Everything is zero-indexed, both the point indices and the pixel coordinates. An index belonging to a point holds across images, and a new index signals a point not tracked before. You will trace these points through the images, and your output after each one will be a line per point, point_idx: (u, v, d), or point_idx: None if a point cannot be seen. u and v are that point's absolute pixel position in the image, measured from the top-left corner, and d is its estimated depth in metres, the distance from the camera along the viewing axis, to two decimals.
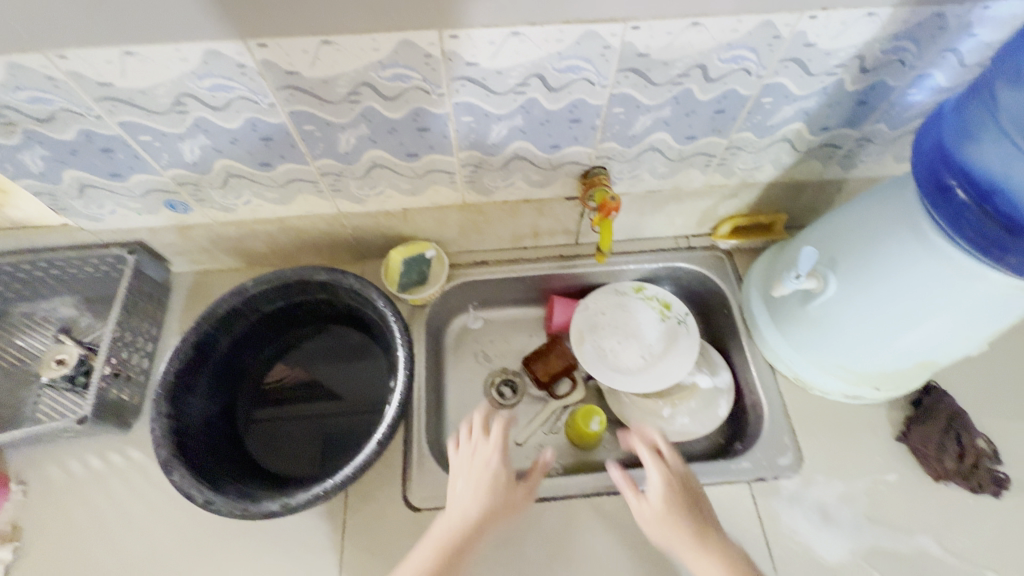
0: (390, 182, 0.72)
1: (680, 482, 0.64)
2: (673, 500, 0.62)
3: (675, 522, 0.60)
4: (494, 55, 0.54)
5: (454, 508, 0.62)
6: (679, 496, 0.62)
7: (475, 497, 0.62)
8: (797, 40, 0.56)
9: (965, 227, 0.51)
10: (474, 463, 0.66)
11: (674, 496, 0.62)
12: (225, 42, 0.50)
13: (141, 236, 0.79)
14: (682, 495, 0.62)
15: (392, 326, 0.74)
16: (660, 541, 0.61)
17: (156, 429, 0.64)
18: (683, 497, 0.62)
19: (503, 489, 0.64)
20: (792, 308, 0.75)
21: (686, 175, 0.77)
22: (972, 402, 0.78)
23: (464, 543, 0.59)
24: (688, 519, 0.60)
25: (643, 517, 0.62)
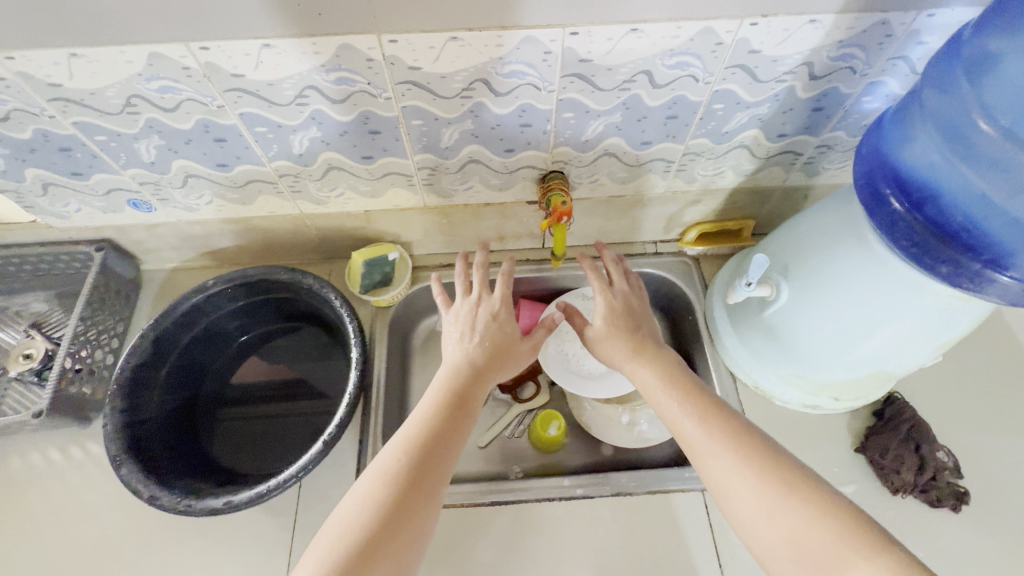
0: (348, 183, 0.73)
1: (620, 306, 0.68)
2: (613, 319, 0.66)
3: (616, 337, 0.65)
4: (436, 59, 0.54)
5: (450, 354, 0.64)
6: (622, 319, 0.66)
7: (476, 341, 0.64)
8: (741, 47, 0.56)
9: (898, 234, 0.51)
10: (477, 312, 0.67)
11: (616, 318, 0.66)
12: (167, 45, 0.51)
13: (109, 234, 0.81)
14: (622, 315, 0.67)
15: (348, 327, 0.74)
16: (615, 364, 0.65)
17: (108, 424, 0.65)
18: (625, 318, 0.66)
19: (506, 329, 0.66)
20: (750, 315, 0.75)
21: (647, 180, 0.77)
22: (936, 413, 0.77)
23: (467, 382, 0.61)
24: (628, 335, 0.65)
25: (593, 340, 0.67)
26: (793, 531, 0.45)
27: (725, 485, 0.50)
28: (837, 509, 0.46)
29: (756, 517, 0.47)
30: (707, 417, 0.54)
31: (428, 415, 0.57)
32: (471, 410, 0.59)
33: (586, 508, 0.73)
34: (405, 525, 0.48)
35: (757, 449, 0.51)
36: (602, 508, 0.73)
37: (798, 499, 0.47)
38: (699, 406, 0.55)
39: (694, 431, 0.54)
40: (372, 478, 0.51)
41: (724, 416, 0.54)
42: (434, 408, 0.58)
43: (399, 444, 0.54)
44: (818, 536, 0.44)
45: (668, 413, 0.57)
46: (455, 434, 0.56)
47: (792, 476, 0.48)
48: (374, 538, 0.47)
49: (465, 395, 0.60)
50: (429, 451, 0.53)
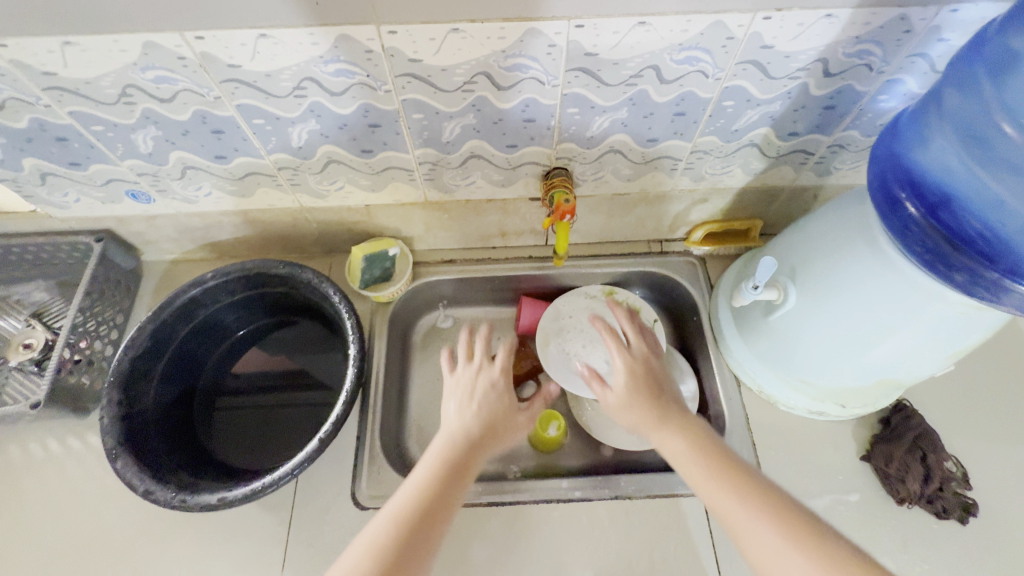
0: (348, 178, 0.72)
1: (640, 370, 0.66)
2: (634, 383, 0.64)
3: (638, 405, 0.63)
4: (437, 51, 0.53)
5: (457, 418, 0.63)
6: (643, 384, 0.65)
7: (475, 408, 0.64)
8: (753, 42, 0.54)
9: (911, 240, 0.49)
10: (477, 380, 0.67)
11: (638, 383, 0.64)
12: (162, 34, 0.49)
13: (109, 225, 0.80)
14: (644, 379, 0.65)
15: (346, 323, 0.73)
16: (640, 432, 0.62)
17: (104, 416, 0.64)
18: (647, 382, 0.65)
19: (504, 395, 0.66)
20: (755, 318, 0.73)
21: (653, 178, 0.75)
22: (945, 421, 0.75)
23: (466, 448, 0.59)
24: (651, 400, 0.63)
25: (613, 406, 0.64)
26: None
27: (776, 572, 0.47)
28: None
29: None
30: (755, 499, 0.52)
31: (437, 479, 0.56)
32: (467, 478, 0.58)
33: (584, 511, 0.72)
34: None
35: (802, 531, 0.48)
36: (600, 511, 0.72)
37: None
38: (724, 482, 0.54)
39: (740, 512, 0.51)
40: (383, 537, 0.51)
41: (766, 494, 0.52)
42: (441, 475, 0.56)
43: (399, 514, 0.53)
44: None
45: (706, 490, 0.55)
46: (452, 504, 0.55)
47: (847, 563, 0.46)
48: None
49: (465, 462, 0.58)
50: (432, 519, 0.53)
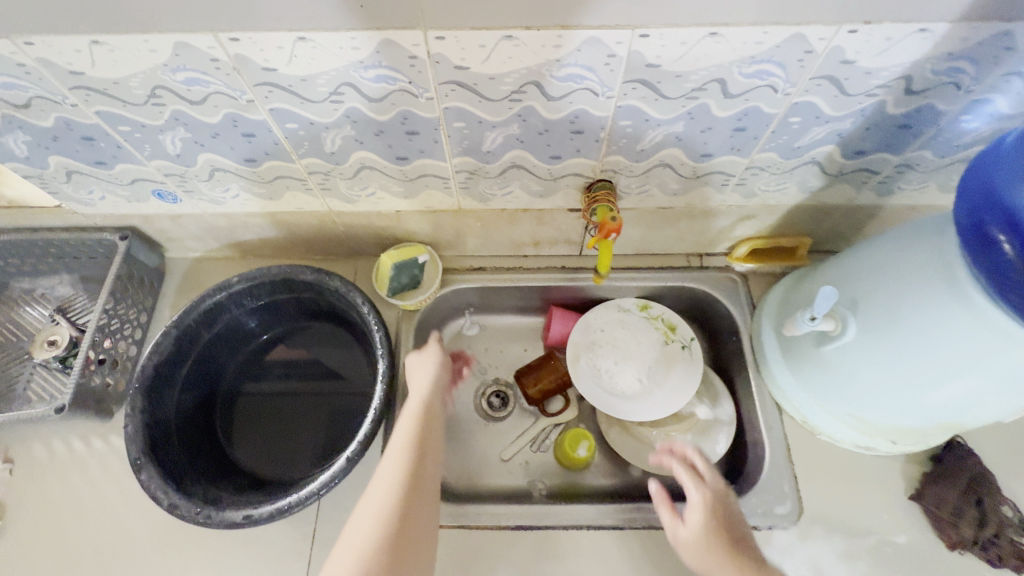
0: (381, 184, 0.69)
1: (719, 512, 0.61)
2: (711, 525, 0.59)
3: (715, 549, 0.58)
4: (486, 59, 0.49)
5: (413, 394, 0.69)
6: (723, 525, 0.59)
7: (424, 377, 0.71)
8: (833, 57, 0.49)
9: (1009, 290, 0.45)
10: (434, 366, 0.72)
11: (716, 527, 0.59)
12: (194, 35, 0.46)
13: (134, 222, 0.78)
14: (723, 521, 0.60)
15: (375, 335, 0.71)
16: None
17: (128, 424, 0.63)
18: (726, 528, 0.59)
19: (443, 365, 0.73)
20: (806, 347, 0.69)
21: (701, 193, 0.71)
22: (1000, 463, 0.71)
23: (425, 423, 0.64)
24: (729, 549, 0.57)
25: (685, 544, 0.60)
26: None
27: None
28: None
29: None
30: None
31: (415, 441, 0.61)
32: (434, 442, 0.63)
33: (615, 540, 0.70)
34: (412, 527, 0.54)
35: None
36: (631, 540, 0.70)
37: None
38: None
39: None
40: (385, 493, 0.55)
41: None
42: (417, 439, 0.62)
43: (393, 479, 0.57)
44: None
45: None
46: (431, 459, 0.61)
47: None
48: (391, 546, 0.51)
49: (432, 425, 0.65)
50: (419, 470, 0.58)
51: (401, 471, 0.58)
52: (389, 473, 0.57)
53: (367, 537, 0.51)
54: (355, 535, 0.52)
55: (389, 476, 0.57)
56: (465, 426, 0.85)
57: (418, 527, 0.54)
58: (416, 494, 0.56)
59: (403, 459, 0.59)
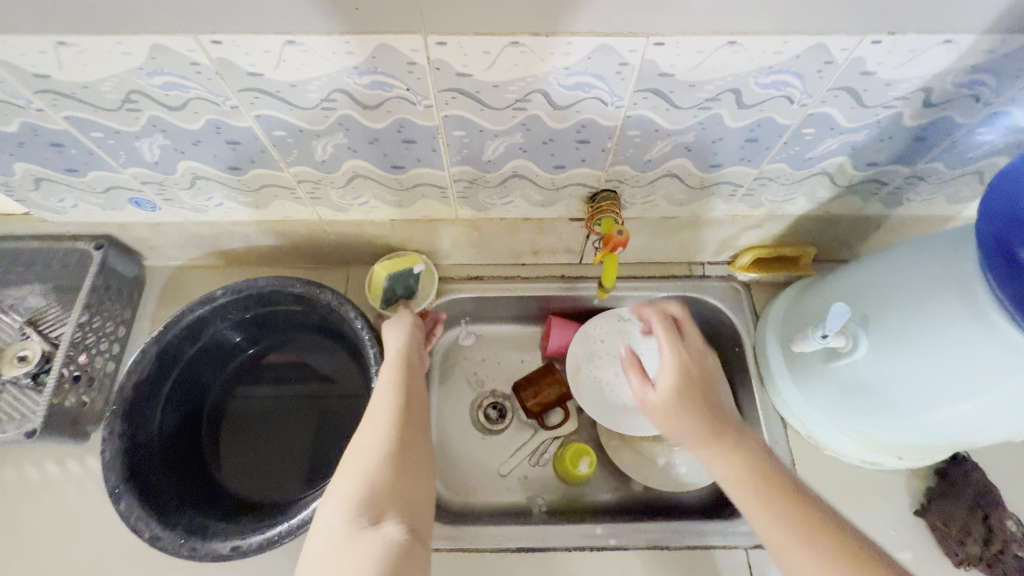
0: (375, 192, 0.65)
1: (692, 374, 0.57)
2: (681, 388, 0.56)
3: (683, 413, 0.55)
4: (489, 66, 0.46)
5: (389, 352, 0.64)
6: (694, 389, 0.56)
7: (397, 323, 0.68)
8: (853, 68, 0.47)
9: None
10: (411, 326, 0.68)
11: (688, 389, 0.56)
12: (173, 37, 0.42)
13: (109, 230, 0.73)
14: (695, 381, 0.56)
15: (368, 350, 0.67)
16: (684, 443, 0.55)
17: (106, 450, 0.59)
18: (700, 390, 0.56)
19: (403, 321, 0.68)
20: (814, 362, 0.67)
21: (707, 203, 0.69)
22: (1002, 476, 0.71)
23: (405, 362, 0.62)
24: (698, 414, 0.54)
25: (654, 407, 0.57)
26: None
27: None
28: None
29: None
30: (813, 545, 0.45)
31: (399, 376, 0.60)
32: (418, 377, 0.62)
33: (619, 561, 0.68)
34: (407, 445, 0.52)
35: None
36: (635, 560, 0.68)
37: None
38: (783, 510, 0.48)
39: (788, 542, 0.46)
40: (376, 420, 0.54)
41: (826, 541, 0.45)
42: (399, 380, 0.59)
43: (382, 408, 0.55)
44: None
45: (755, 513, 0.49)
46: (417, 390, 0.60)
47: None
48: (388, 461, 0.49)
49: (414, 363, 0.63)
50: (407, 399, 0.57)
51: (389, 401, 0.56)
52: (378, 404, 0.56)
53: (364, 457, 0.50)
54: (352, 461, 0.50)
55: (378, 406, 0.56)
56: (463, 440, 0.83)
57: (414, 446, 0.52)
58: (406, 419, 0.55)
59: (390, 392, 0.58)
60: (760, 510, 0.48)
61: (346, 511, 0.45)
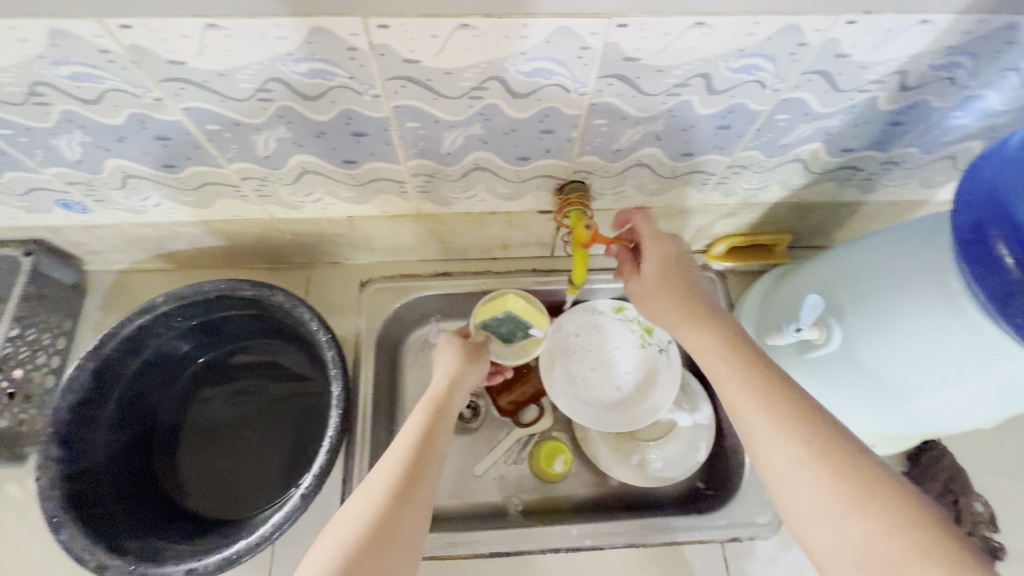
0: (328, 188, 0.61)
1: (674, 261, 0.59)
2: (658, 275, 0.58)
3: (661, 297, 0.58)
4: (439, 52, 0.42)
5: (430, 396, 0.61)
6: (671, 275, 0.58)
7: (444, 371, 0.64)
8: (828, 49, 0.44)
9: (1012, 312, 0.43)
10: (462, 368, 0.65)
11: (666, 272, 0.58)
12: (74, 21, 0.37)
13: (40, 235, 0.67)
14: (671, 269, 0.58)
15: (326, 353, 0.62)
16: (662, 321, 0.59)
17: (41, 477, 0.55)
18: (679, 274, 0.58)
19: (466, 355, 0.67)
20: (788, 353, 0.66)
21: (680, 193, 0.66)
22: (970, 458, 0.72)
23: (430, 425, 0.56)
24: (674, 296, 0.57)
25: (637, 293, 0.61)
26: (854, 539, 0.37)
27: (784, 476, 0.42)
28: (921, 525, 0.35)
29: (816, 514, 0.39)
30: (769, 406, 0.44)
31: (415, 443, 0.53)
32: (437, 447, 0.54)
33: (595, 561, 0.67)
34: (390, 536, 0.45)
35: (816, 447, 0.41)
36: (611, 560, 0.67)
37: (858, 512, 0.37)
38: (762, 385, 0.46)
39: (743, 406, 0.46)
40: (369, 496, 0.48)
41: (782, 402, 0.44)
42: (421, 439, 0.54)
43: (381, 480, 0.49)
44: (890, 546, 0.35)
45: (719, 384, 0.49)
46: (431, 464, 0.52)
47: (872, 486, 0.38)
48: (361, 552, 0.43)
49: (444, 417, 0.58)
50: (414, 474, 0.50)
51: (391, 474, 0.49)
52: (379, 473, 0.50)
53: (336, 543, 0.44)
54: (335, 529, 0.45)
55: (379, 477, 0.50)
56: None
57: (399, 536, 0.46)
58: (404, 500, 0.48)
59: (399, 462, 0.51)
60: (723, 380, 0.49)
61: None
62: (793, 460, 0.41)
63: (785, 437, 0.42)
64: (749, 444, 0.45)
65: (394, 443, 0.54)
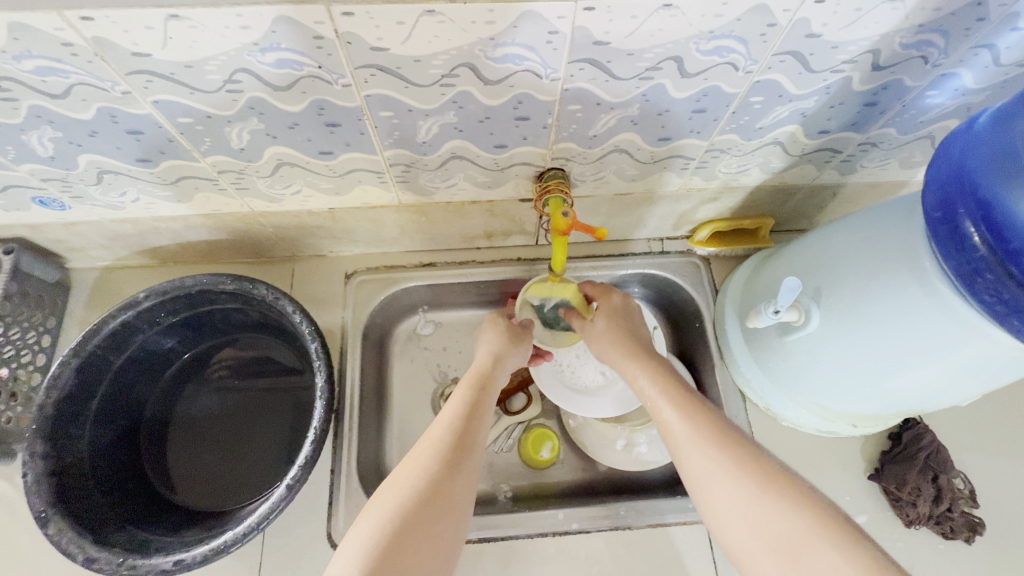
0: (306, 180, 0.61)
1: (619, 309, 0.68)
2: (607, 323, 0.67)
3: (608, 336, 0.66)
4: (406, 39, 0.41)
5: (471, 369, 0.62)
6: (619, 325, 0.66)
7: (487, 350, 0.65)
8: (798, 30, 0.44)
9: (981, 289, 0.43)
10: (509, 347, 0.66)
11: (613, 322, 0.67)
12: (33, 14, 0.37)
13: (19, 232, 0.67)
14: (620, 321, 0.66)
15: (309, 345, 0.62)
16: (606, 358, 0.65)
17: (27, 473, 0.55)
18: (624, 324, 0.66)
19: (510, 332, 0.68)
20: (770, 337, 0.66)
21: (660, 178, 0.66)
22: (949, 435, 0.73)
23: (475, 400, 0.57)
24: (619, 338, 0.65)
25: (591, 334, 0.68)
26: (763, 524, 0.41)
27: (702, 477, 0.46)
28: (814, 508, 0.40)
29: (731, 506, 0.43)
30: (689, 413, 0.50)
31: (461, 416, 0.54)
32: (483, 419, 0.55)
33: (582, 544, 0.68)
34: (441, 499, 0.46)
35: (730, 449, 0.46)
36: (598, 543, 0.68)
37: (765, 498, 0.42)
38: (681, 397, 0.52)
39: (669, 417, 0.51)
40: (419, 461, 0.49)
41: (699, 414, 0.50)
42: (467, 408, 0.55)
43: (431, 447, 0.50)
44: (790, 526, 0.40)
45: (650, 402, 0.55)
46: (477, 433, 0.53)
47: (777, 477, 0.43)
48: (416, 511, 0.45)
49: (489, 391, 0.59)
50: (463, 442, 0.51)
51: (442, 443, 0.51)
52: (429, 440, 0.51)
53: (392, 503, 0.45)
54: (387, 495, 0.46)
55: (428, 443, 0.51)
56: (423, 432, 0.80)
57: (451, 500, 0.47)
58: (454, 467, 0.49)
59: (446, 431, 0.52)
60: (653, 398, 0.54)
61: (357, 555, 0.41)
62: (709, 461, 0.46)
63: (702, 441, 0.47)
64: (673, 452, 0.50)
65: (440, 415, 0.55)
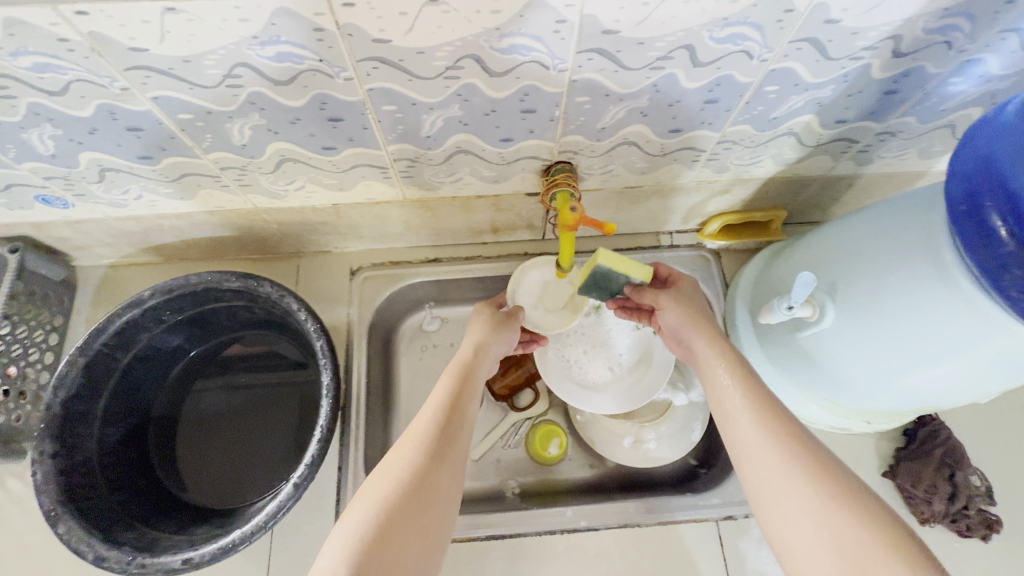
0: (309, 176, 0.60)
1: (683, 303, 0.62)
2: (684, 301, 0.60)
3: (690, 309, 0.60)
4: (409, 30, 0.40)
5: (455, 357, 0.61)
6: (695, 305, 0.60)
7: (470, 339, 0.64)
8: (817, 15, 0.42)
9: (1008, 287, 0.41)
10: (500, 341, 0.64)
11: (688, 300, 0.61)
12: (27, 9, 0.36)
13: (24, 231, 0.66)
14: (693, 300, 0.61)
15: (315, 343, 0.62)
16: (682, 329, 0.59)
17: (37, 472, 0.55)
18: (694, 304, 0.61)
19: (495, 324, 0.66)
20: (783, 332, 0.65)
21: (670, 170, 0.65)
22: (965, 432, 0.72)
23: (458, 391, 0.56)
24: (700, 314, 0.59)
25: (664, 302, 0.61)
26: (832, 530, 0.39)
27: (768, 476, 0.44)
28: (889, 526, 0.38)
29: (798, 512, 0.41)
30: (756, 408, 0.47)
31: (444, 408, 0.53)
32: (465, 411, 0.55)
33: (591, 542, 0.68)
34: (427, 492, 0.46)
35: (802, 452, 0.44)
36: (607, 540, 0.68)
37: (838, 507, 0.40)
38: (749, 389, 0.49)
39: (738, 409, 0.48)
40: (404, 455, 0.48)
41: (772, 413, 0.47)
42: (453, 393, 0.56)
43: (414, 442, 0.49)
44: (864, 537, 0.38)
45: (716, 390, 0.51)
46: (459, 426, 0.53)
47: (848, 489, 0.41)
48: (403, 505, 0.44)
49: (472, 382, 0.58)
50: (446, 435, 0.51)
51: (424, 435, 0.50)
52: (412, 434, 0.51)
53: (375, 497, 0.44)
54: (372, 486, 0.45)
55: (412, 436, 0.50)
56: None
57: (436, 495, 0.46)
58: (438, 460, 0.48)
59: (430, 423, 0.51)
60: (721, 387, 0.51)
61: (344, 547, 0.40)
62: (781, 460, 0.44)
63: (774, 440, 0.45)
64: (737, 449, 0.47)
65: (423, 407, 0.54)
